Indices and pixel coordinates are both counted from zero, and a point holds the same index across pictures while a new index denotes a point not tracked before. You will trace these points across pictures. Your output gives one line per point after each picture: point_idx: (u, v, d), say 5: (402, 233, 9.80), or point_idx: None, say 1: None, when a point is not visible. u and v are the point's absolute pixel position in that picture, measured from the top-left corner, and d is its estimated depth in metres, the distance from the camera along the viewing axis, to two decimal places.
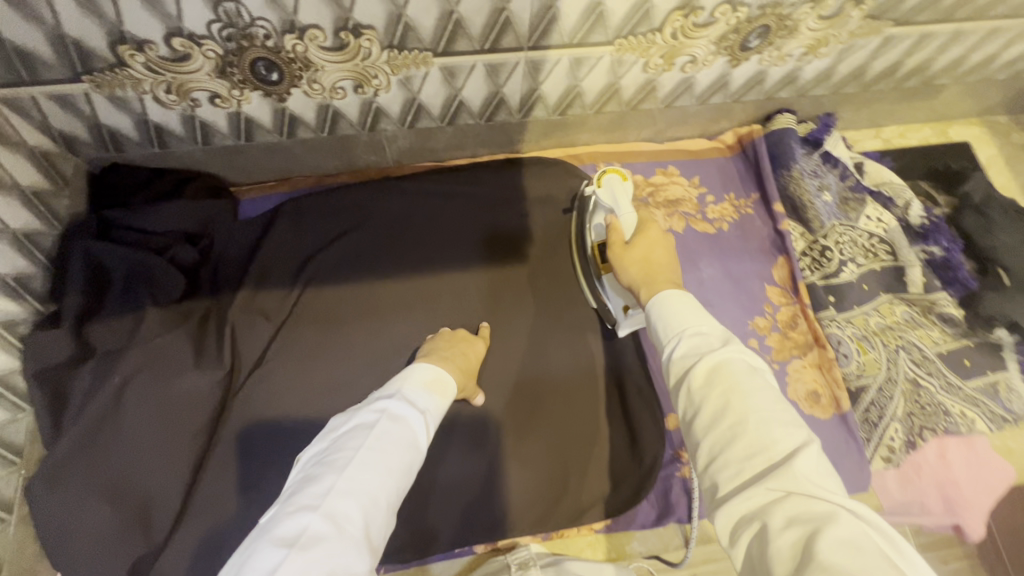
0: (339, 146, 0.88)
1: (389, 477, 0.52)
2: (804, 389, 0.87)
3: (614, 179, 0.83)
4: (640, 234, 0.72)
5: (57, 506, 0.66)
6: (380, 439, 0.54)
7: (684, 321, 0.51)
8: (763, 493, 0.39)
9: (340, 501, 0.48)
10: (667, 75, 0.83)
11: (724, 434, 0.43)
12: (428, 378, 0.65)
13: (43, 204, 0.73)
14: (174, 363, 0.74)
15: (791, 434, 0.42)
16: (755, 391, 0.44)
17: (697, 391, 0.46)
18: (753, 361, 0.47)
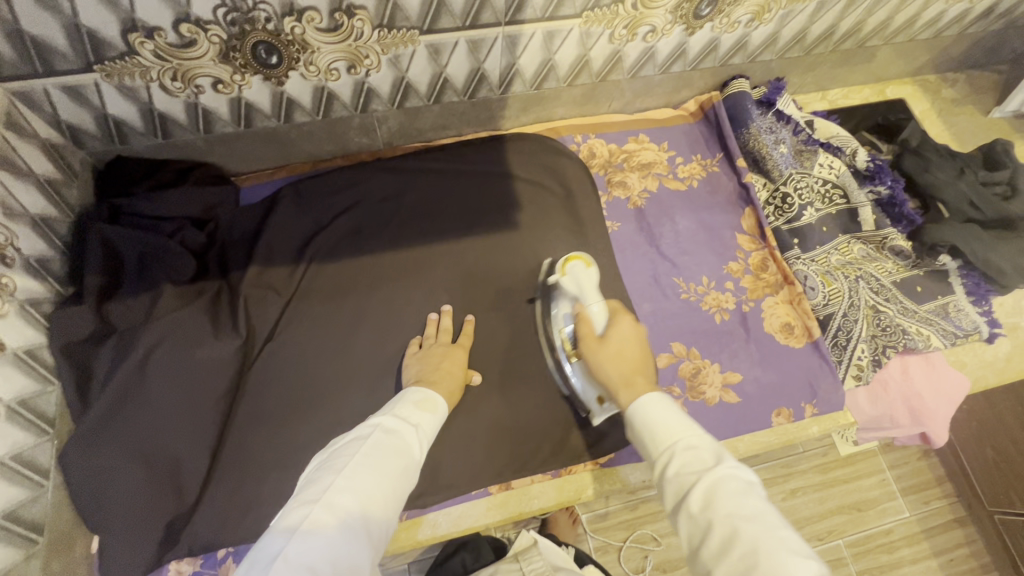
0: (333, 130, 0.94)
1: (384, 478, 0.57)
2: (778, 322, 0.95)
3: (578, 265, 0.82)
4: (610, 327, 0.75)
5: (92, 472, 0.69)
6: (375, 447, 0.59)
7: (674, 432, 0.59)
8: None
9: (337, 495, 0.54)
10: (631, 45, 0.92)
11: (736, 568, 0.46)
12: (417, 399, 0.70)
13: (56, 192, 0.77)
14: (193, 334, 0.77)
15: (803, 567, 0.45)
16: (755, 513, 0.49)
17: (701, 511, 0.51)
18: (748, 479, 0.53)
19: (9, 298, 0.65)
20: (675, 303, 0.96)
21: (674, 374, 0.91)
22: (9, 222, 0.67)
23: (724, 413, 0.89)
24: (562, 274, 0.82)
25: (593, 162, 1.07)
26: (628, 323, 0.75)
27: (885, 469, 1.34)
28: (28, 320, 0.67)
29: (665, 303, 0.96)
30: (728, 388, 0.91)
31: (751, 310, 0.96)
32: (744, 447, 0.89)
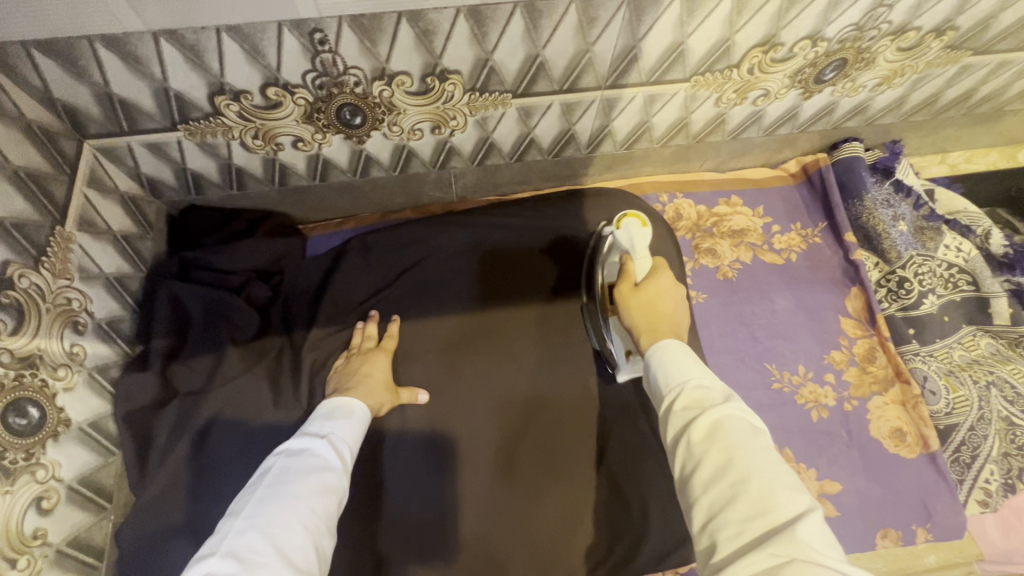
0: (407, 183, 0.89)
1: (301, 509, 0.52)
2: (888, 427, 0.83)
3: (633, 222, 0.81)
4: (652, 276, 0.68)
5: (146, 554, 0.65)
6: (280, 474, 0.55)
7: (685, 369, 0.50)
8: (766, 560, 0.37)
9: (242, 540, 0.48)
10: (739, 109, 0.83)
11: (722, 493, 0.42)
12: (328, 410, 0.67)
13: (131, 247, 0.75)
14: (252, 404, 0.74)
15: (794, 498, 0.40)
16: (755, 450, 0.42)
17: (695, 444, 0.44)
18: (754, 418, 0.46)
19: (79, 368, 0.63)
20: (766, 394, 0.85)
21: None
22: (83, 286, 0.64)
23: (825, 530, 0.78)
24: (615, 229, 0.81)
25: (678, 224, 0.98)
26: (672, 278, 0.68)
27: None
28: (95, 388, 0.65)
29: (756, 395, 0.85)
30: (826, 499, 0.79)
31: (855, 409, 0.84)
32: None
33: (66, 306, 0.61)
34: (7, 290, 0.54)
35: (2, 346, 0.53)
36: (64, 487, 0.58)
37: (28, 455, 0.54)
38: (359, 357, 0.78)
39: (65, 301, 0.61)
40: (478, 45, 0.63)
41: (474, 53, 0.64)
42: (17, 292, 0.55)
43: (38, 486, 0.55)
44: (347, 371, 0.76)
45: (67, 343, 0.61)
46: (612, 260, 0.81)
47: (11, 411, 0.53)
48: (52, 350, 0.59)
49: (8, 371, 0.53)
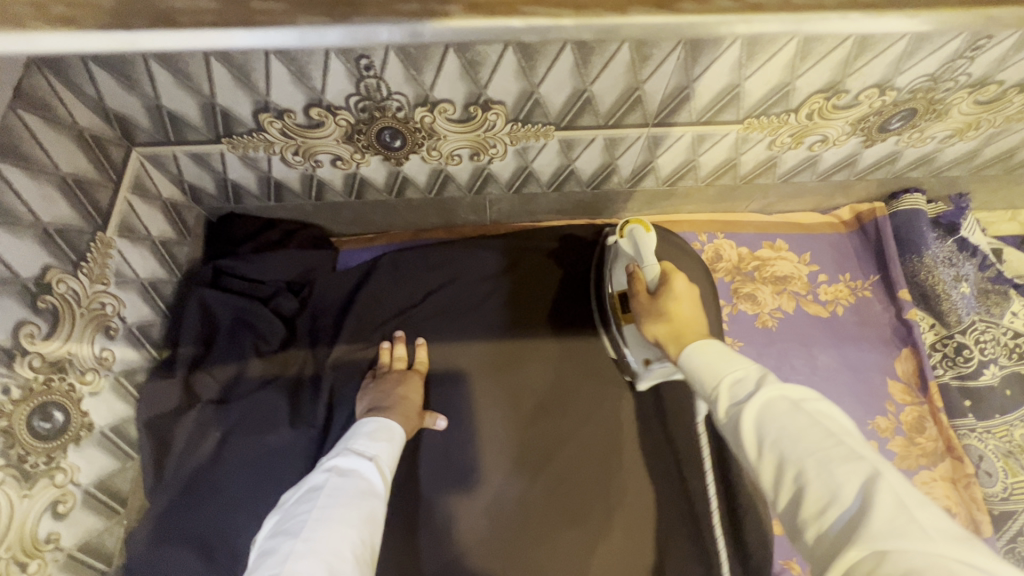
0: (442, 206, 0.88)
1: (351, 529, 0.52)
2: (935, 506, 0.76)
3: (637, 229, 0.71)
4: (667, 280, 0.65)
5: (155, 561, 0.65)
6: (331, 494, 0.55)
7: (717, 371, 0.47)
8: (854, 559, 0.32)
9: (301, 563, 0.47)
10: (793, 153, 0.79)
11: (789, 493, 0.37)
12: (371, 430, 0.67)
13: (168, 252, 0.76)
14: (270, 419, 0.74)
15: (860, 471, 0.35)
16: (802, 432, 0.38)
17: (751, 450, 0.41)
18: (795, 394, 0.42)
19: (106, 373, 0.63)
20: None
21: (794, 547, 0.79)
22: (118, 291, 0.66)
23: None
24: (618, 237, 0.74)
25: (718, 265, 0.93)
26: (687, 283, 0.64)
27: None
28: (120, 393, 0.65)
29: None
30: None
31: None
32: None
33: (99, 311, 0.62)
34: (44, 295, 0.55)
35: (34, 350, 0.54)
36: (80, 492, 0.59)
37: (48, 459, 0.54)
38: (394, 374, 0.77)
39: (99, 306, 0.62)
40: (525, 78, 0.61)
41: (520, 85, 0.62)
42: (54, 296, 0.56)
43: (55, 490, 0.55)
44: (373, 391, 0.75)
45: (97, 348, 0.62)
46: (619, 265, 0.77)
47: (37, 415, 0.53)
48: (81, 354, 0.59)
49: (37, 376, 0.54)
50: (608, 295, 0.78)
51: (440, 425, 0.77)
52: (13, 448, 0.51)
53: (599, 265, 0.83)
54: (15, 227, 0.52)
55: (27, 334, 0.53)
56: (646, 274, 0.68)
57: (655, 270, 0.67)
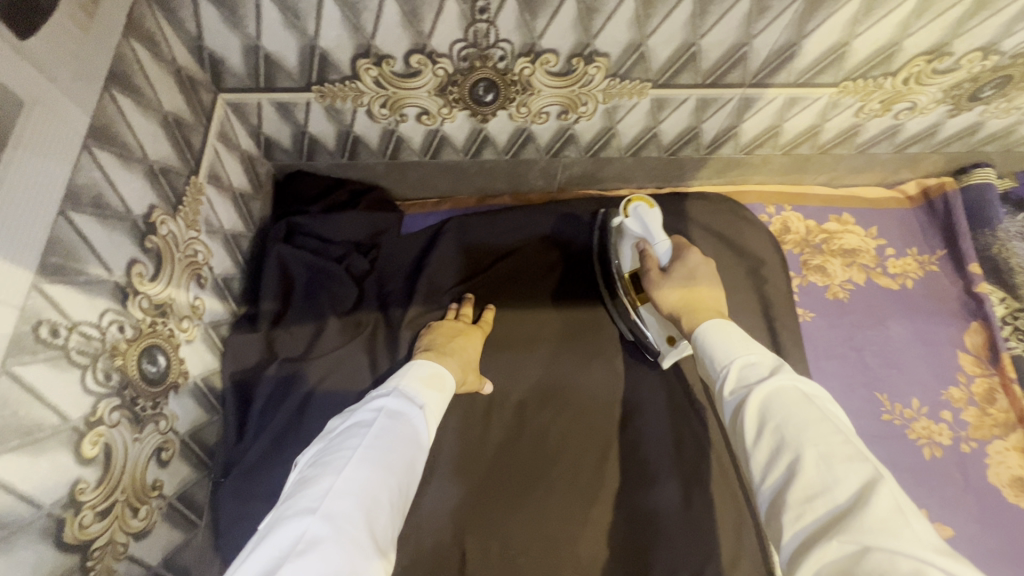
0: (514, 169, 0.87)
1: (392, 478, 0.48)
2: (1009, 475, 0.77)
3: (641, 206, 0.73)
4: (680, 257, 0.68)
5: (243, 516, 0.64)
6: (378, 436, 0.50)
7: (732, 350, 0.50)
8: (835, 549, 0.33)
9: (339, 503, 0.43)
10: (877, 121, 0.78)
11: (780, 476, 0.39)
12: (423, 373, 0.59)
13: (245, 205, 0.75)
14: (355, 375, 0.72)
15: (855, 468, 0.37)
16: (806, 424, 0.40)
17: (750, 432, 0.43)
18: (807, 387, 0.43)
19: (198, 322, 0.62)
20: (875, 425, 0.80)
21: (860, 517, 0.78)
22: (207, 240, 0.64)
23: None
24: (624, 216, 0.74)
25: (786, 238, 0.93)
26: (699, 257, 0.67)
27: None
28: (209, 344, 0.64)
29: (863, 423, 0.80)
30: None
31: (973, 451, 0.79)
32: None
33: (192, 258, 0.60)
34: (151, 235, 0.53)
35: (143, 291, 0.52)
36: (179, 441, 0.57)
37: (155, 403, 0.53)
38: (454, 326, 0.75)
39: (192, 253, 0.60)
40: (638, 28, 0.60)
41: (630, 36, 0.61)
42: (158, 238, 0.54)
43: (159, 437, 0.54)
44: (431, 338, 0.73)
45: (191, 295, 0.60)
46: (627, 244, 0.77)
47: (145, 358, 0.52)
48: (179, 301, 0.58)
49: (145, 317, 0.52)
50: (619, 274, 0.77)
51: (486, 390, 0.75)
52: (127, 389, 0.49)
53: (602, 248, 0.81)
54: (128, 160, 0.50)
55: (138, 274, 0.51)
56: (655, 250, 0.70)
57: (667, 245, 0.70)
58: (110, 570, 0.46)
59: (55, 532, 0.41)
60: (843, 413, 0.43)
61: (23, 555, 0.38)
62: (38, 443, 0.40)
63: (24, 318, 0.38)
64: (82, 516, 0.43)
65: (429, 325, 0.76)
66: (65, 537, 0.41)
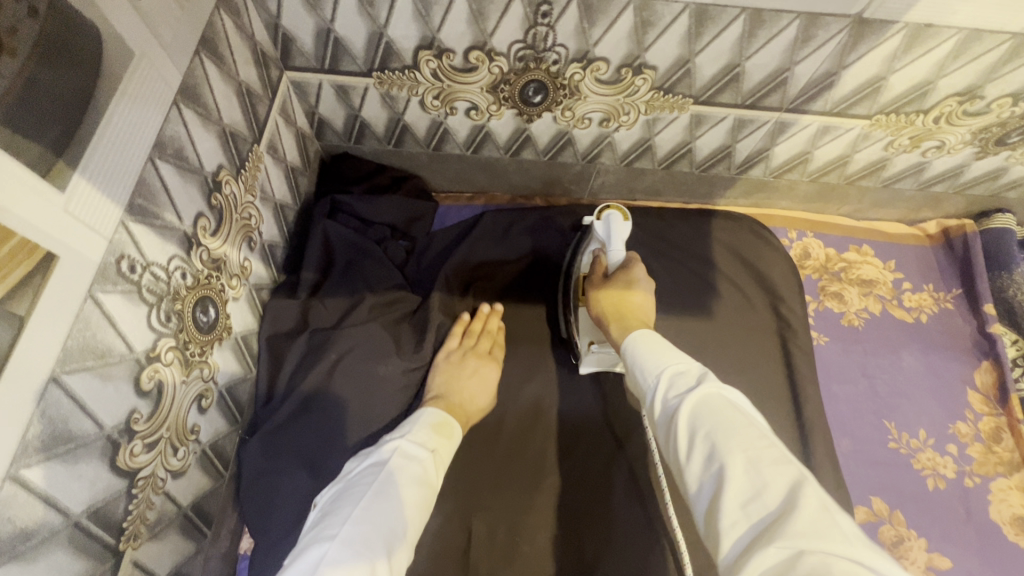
0: (550, 171, 0.90)
1: (403, 510, 0.49)
2: (1010, 513, 0.78)
3: (615, 215, 0.73)
4: (627, 268, 0.71)
5: (266, 471, 0.66)
6: (393, 475, 0.53)
7: (662, 362, 0.52)
8: (772, 555, 0.33)
9: (357, 529, 0.46)
10: (905, 156, 0.81)
11: (709, 487, 0.40)
12: (438, 418, 0.63)
13: (295, 179, 0.79)
14: (380, 348, 0.74)
15: (781, 471, 0.38)
16: (737, 427, 0.41)
17: (683, 442, 0.44)
18: (730, 394, 0.45)
19: (245, 283, 0.65)
20: (881, 451, 0.82)
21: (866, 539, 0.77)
22: (260, 206, 0.67)
23: None
24: (596, 219, 0.74)
25: (805, 263, 0.96)
26: (643, 272, 0.71)
27: None
28: (252, 304, 0.67)
29: (868, 448, 0.82)
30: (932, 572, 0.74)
31: (976, 486, 0.80)
32: None
33: (246, 221, 0.63)
34: (216, 193, 0.56)
35: (205, 244, 0.55)
36: (217, 391, 0.60)
37: (201, 352, 0.56)
38: (469, 363, 0.75)
39: (246, 217, 0.64)
40: (687, 45, 0.63)
41: (679, 51, 0.64)
42: (222, 196, 0.57)
43: (201, 384, 0.56)
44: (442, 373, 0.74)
45: (241, 256, 0.63)
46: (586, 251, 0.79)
47: (199, 308, 0.54)
48: (231, 259, 0.61)
49: (204, 269, 0.55)
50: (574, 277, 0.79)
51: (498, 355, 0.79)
52: (181, 333, 0.52)
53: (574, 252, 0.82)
54: (206, 120, 0.53)
55: (202, 227, 0.54)
56: (608, 259, 0.73)
57: (619, 256, 0.72)
58: (150, 501, 0.49)
59: (111, 455, 0.43)
60: (765, 418, 0.45)
61: (85, 469, 0.41)
62: (108, 367, 0.42)
63: (110, 250, 0.41)
64: (133, 444, 0.45)
65: (438, 359, 0.76)
66: (117, 462, 0.44)
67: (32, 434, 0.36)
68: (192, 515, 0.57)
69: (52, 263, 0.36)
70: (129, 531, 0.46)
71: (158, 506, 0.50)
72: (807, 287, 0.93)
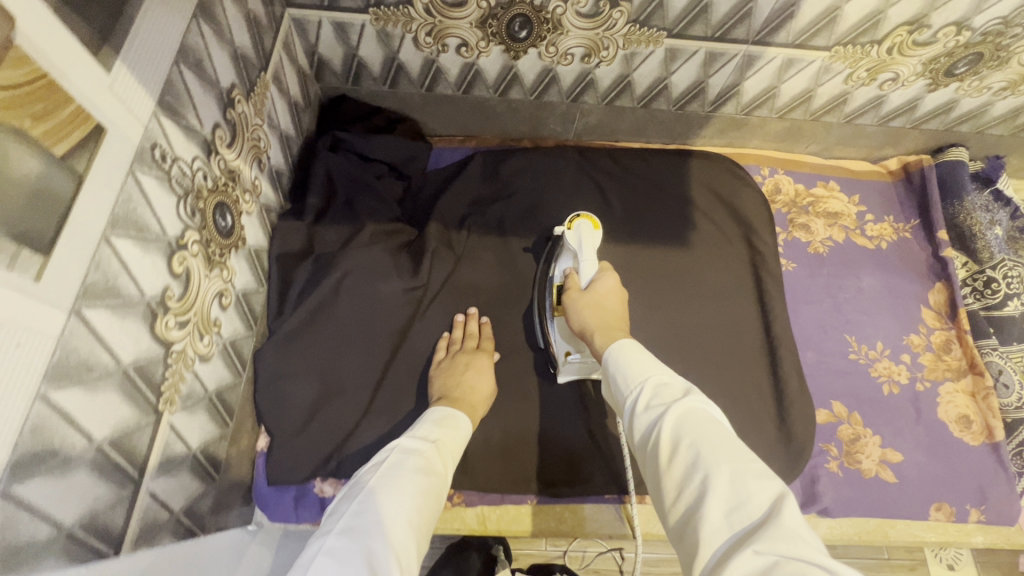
0: (536, 111, 0.96)
1: (405, 496, 0.51)
2: (956, 412, 0.87)
3: (585, 224, 0.80)
4: (597, 281, 0.74)
5: (280, 376, 0.73)
6: (392, 466, 0.55)
7: (646, 372, 0.57)
8: (750, 559, 0.37)
9: (356, 518, 0.47)
10: (864, 90, 0.88)
11: (692, 495, 0.44)
12: (438, 416, 0.65)
13: (297, 115, 0.84)
14: (380, 269, 0.80)
15: (767, 486, 0.42)
16: (722, 446, 0.46)
17: (666, 449, 0.48)
18: (713, 411, 0.51)
19: (256, 201, 0.70)
20: (841, 362, 0.90)
21: (834, 433, 0.85)
22: (267, 131, 0.72)
23: (878, 489, 0.82)
24: (567, 228, 0.80)
25: (775, 198, 1.02)
26: (613, 281, 0.75)
27: None
28: (261, 221, 0.73)
29: (830, 358, 0.90)
30: (885, 464, 0.83)
31: (926, 390, 0.88)
32: (895, 534, 0.81)
33: (255, 142, 0.69)
34: (230, 108, 0.61)
35: (221, 153, 0.60)
36: (234, 294, 0.65)
37: (221, 254, 0.61)
38: (463, 361, 0.76)
39: (256, 139, 0.69)
40: None
41: None
42: (234, 112, 0.62)
43: (221, 284, 0.62)
44: (446, 377, 0.75)
45: (252, 174, 0.69)
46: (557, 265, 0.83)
47: (218, 212, 0.60)
48: (244, 175, 0.66)
49: (221, 176, 0.60)
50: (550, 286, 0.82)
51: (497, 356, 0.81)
52: (204, 230, 0.57)
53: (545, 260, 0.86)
54: (220, 37, 0.59)
55: (219, 137, 0.59)
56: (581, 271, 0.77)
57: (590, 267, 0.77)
58: (181, 376, 0.55)
59: (150, 321, 0.49)
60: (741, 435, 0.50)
61: (131, 327, 0.47)
62: (146, 241, 0.48)
63: (145, 136, 0.47)
64: (167, 318, 0.51)
65: (441, 363, 0.77)
66: (155, 329, 0.50)
67: (90, 281, 0.41)
68: (217, 402, 0.63)
69: (102, 133, 0.41)
70: (166, 396, 0.52)
71: (189, 384, 0.57)
72: (777, 219, 1.00)
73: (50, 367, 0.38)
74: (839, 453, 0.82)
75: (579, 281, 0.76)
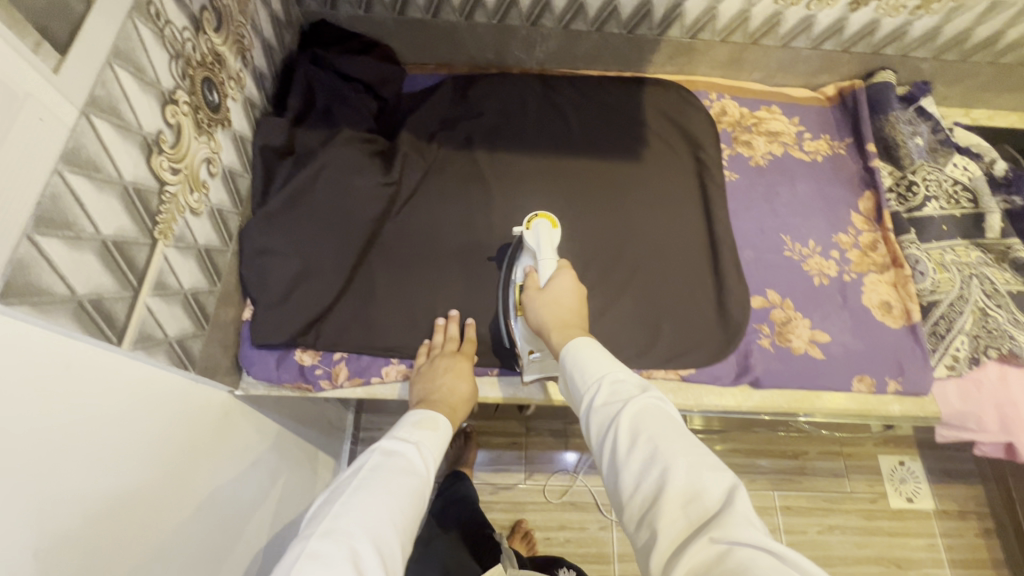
0: (500, 36, 1.05)
1: (385, 496, 0.58)
2: (878, 299, 0.96)
3: (544, 223, 0.83)
4: (554, 279, 0.77)
5: (264, 250, 0.82)
6: (372, 472, 0.61)
7: (603, 368, 0.59)
8: (706, 550, 0.42)
9: (339, 522, 0.54)
10: (793, 10, 0.98)
11: (650, 486, 0.48)
12: (419, 417, 0.72)
13: (279, 29, 0.93)
14: (355, 165, 0.89)
15: (720, 478, 0.46)
16: (676, 439, 0.50)
17: (625, 442, 0.51)
18: (667, 408, 0.54)
19: (240, 91, 0.79)
20: (777, 257, 0.99)
21: (766, 316, 0.94)
22: (251, 32, 0.81)
23: (805, 363, 0.91)
24: (527, 228, 0.84)
25: (722, 120, 1.11)
26: (570, 279, 0.76)
27: (936, 536, 1.33)
28: (245, 111, 0.81)
29: (766, 255, 0.99)
30: (812, 342, 0.92)
31: (852, 281, 0.97)
32: (820, 402, 0.90)
33: (240, 38, 0.78)
34: None
35: (209, 34, 0.69)
36: (221, 166, 0.74)
37: (209, 124, 0.70)
38: (441, 366, 0.80)
39: (240, 35, 0.78)
40: None
41: None
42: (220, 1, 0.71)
43: (209, 152, 0.71)
44: (423, 384, 0.80)
45: (236, 65, 0.77)
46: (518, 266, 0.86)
47: (205, 85, 0.69)
48: (229, 63, 0.75)
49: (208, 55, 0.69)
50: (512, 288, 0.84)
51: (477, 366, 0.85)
52: (193, 96, 0.66)
53: (507, 265, 0.89)
54: None
55: (207, 19, 0.68)
56: (539, 271, 0.80)
57: (549, 264, 0.79)
58: (175, 217, 0.63)
59: (146, 154, 0.58)
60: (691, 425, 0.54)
61: (130, 150, 0.55)
62: (144, 83, 0.57)
63: None
64: (161, 158, 0.60)
65: (421, 368, 0.82)
66: (151, 163, 0.58)
67: (97, 93, 0.50)
68: (205, 258, 0.72)
69: None
70: (162, 228, 0.61)
71: (181, 227, 0.65)
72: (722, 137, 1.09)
73: (66, 151, 0.47)
74: (769, 331, 0.92)
75: (537, 281, 0.79)
